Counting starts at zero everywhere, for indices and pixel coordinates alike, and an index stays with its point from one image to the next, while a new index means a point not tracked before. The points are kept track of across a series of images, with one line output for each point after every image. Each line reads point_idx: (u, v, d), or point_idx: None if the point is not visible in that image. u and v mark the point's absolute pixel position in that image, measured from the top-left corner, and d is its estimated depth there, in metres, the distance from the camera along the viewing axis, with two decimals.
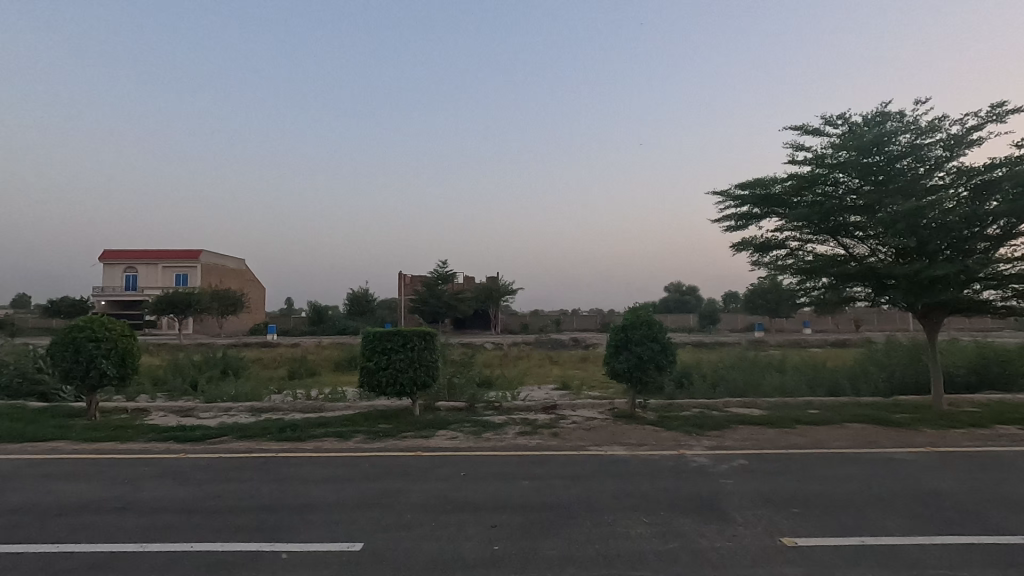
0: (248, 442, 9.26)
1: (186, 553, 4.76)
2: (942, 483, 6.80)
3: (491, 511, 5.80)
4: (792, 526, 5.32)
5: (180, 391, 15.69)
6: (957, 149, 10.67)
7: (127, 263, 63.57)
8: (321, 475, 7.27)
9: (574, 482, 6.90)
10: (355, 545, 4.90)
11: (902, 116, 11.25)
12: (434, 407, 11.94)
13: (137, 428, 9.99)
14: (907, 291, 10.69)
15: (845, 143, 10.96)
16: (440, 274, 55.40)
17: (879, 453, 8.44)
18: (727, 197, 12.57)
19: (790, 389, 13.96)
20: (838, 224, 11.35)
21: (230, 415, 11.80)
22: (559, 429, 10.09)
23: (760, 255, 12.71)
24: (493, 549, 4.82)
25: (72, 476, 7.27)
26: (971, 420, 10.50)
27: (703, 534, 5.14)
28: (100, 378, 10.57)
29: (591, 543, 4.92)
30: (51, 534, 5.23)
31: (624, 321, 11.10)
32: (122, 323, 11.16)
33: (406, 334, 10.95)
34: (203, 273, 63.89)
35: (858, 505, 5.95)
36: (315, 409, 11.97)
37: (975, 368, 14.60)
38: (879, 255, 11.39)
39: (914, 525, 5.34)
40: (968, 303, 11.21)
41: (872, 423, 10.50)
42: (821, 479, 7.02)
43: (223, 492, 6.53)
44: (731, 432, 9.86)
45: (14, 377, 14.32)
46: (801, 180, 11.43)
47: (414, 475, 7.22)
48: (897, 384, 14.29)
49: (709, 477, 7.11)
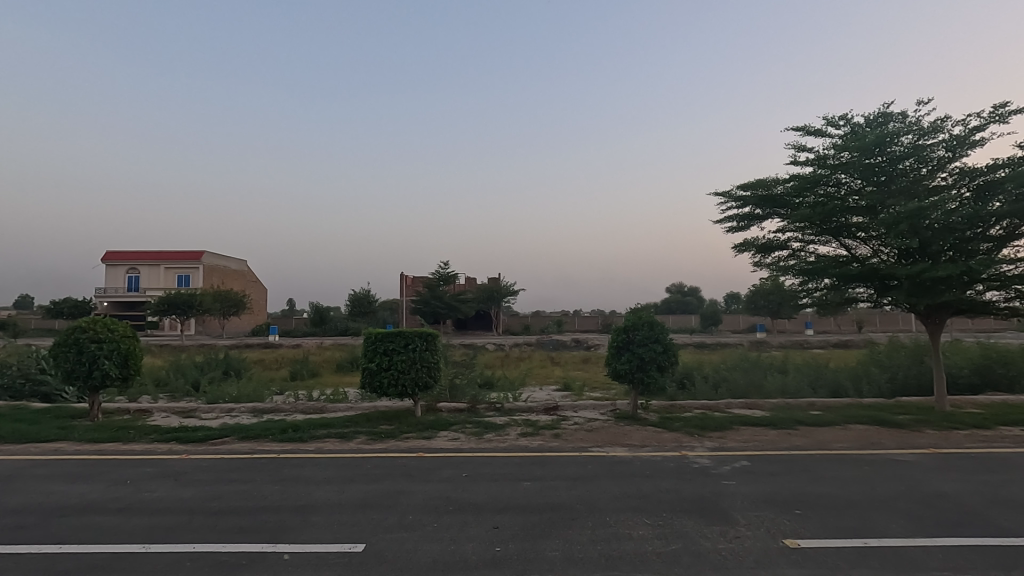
0: (250, 443, 9.29)
1: (188, 554, 4.77)
2: (945, 485, 6.80)
3: (493, 512, 5.81)
4: (794, 527, 5.31)
5: (183, 391, 15.80)
6: (960, 150, 10.66)
7: (130, 263, 63.86)
8: (323, 476, 7.29)
9: (576, 483, 6.91)
10: (357, 545, 4.91)
11: (905, 116, 11.26)
12: (436, 408, 11.96)
13: (139, 428, 10.02)
14: (910, 292, 10.65)
15: (847, 144, 10.96)
16: (441, 274, 55.32)
17: (881, 454, 8.44)
18: (728, 198, 12.59)
19: (792, 390, 13.96)
20: (840, 224, 11.34)
21: (232, 415, 11.87)
22: (560, 429, 10.12)
23: (762, 256, 12.71)
24: (496, 550, 4.83)
25: (76, 476, 7.31)
26: (975, 421, 10.48)
27: (704, 535, 5.15)
28: (103, 379, 10.58)
29: (592, 544, 4.93)
30: (54, 534, 5.26)
31: (625, 323, 11.10)
32: (125, 324, 11.17)
33: (408, 335, 10.95)
34: (205, 273, 64.01)
35: (860, 506, 5.95)
36: (317, 409, 12.04)
37: (979, 370, 14.57)
38: (882, 256, 11.37)
39: (917, 526, 5.34)
40: (970, 304, 11.18)
41: (875, 424, 10.50)
42: (824, 480, 7.01)
43: (225, 493, 6.55)
44: (732, 432, 9.88)
45: (17, 378, 14.36)
46: (803, 181, 11.45)
47: (417, 476, 7.24)
48: (899, 384, 14.31)
49: (710, 478, 7.11)
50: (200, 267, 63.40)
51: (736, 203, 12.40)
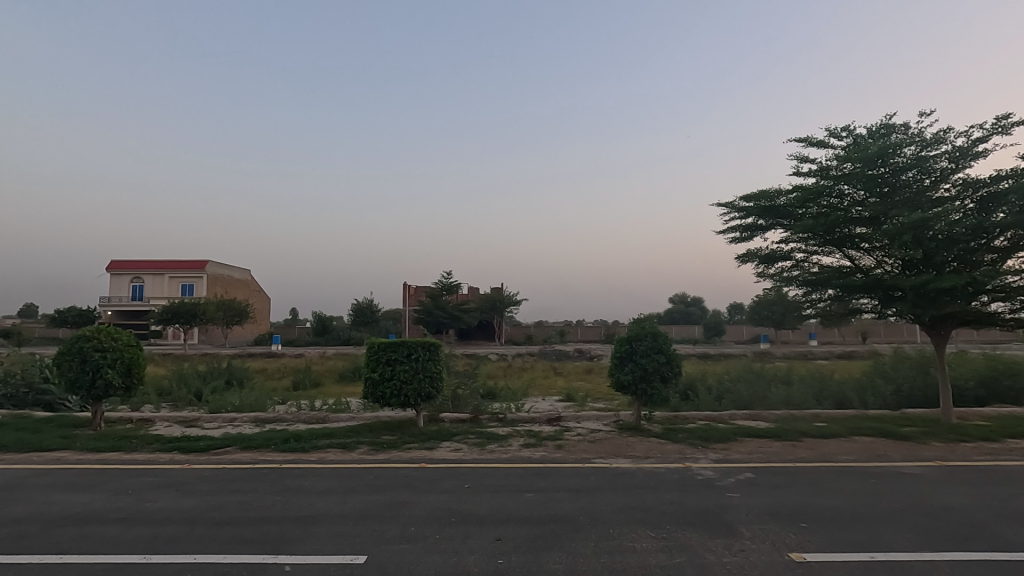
0: (252, 453, 9.27)
1: (190, 564, 4.74)
2: (952, 498, 6.73)
3: (496, 524, 5.78)
4: (800, 541, 5.26)
5: (185, 401, 15.77)
6: (963, 161, 10.63)
7: (135, 272, 64.19)
8: (326, 486, 7.27)
9: (580, 495, 6.86)
10: (359, 557, 4.88)
11: (907, 128, 11.26)
12: (438, 418, 11.95)
13: (142, 437, 10.02)
14: (914, 303, 10.60)
15: (850, 155, 10.98)
16: (443, 282, 55.56)
17: (888, 467, 8.35)
18: (730, 209, 12.62)
19: (796, 400, 13.86)
20: (843, 235, 11.34)
21: (234, 425, 11.84)
22: (564, 441, 10.03)
23: (766, 267, 12.70)
24: (498, 562, 4.79)
25: (77, 486, 7.28)
26: (982, 434, 10.36)
27: (710, 548, 5.08)
28: (106, 388, 10.58)
29: (596, 557, 4.88)
30: (55, 544, 5.23)
31: (628, 333, 11.03)
32: (129, 333, 11.19)
33: (411, 345, 10.91)
34: (209, 283, 64.39)
35: (866, 520, 5.89)
36: (319, 420, 11.99)
37: (984, 381, 14.49)
38: (886, 267, 11.33)
39: (924, 540, 5.27)
40: (976, 315, 11.09)
41: (881, 436, 10.42)
42: (828, 493, 6.95)
43: (226, 503, 6.53)
44: (737, 444, 9.80)
45: (20, 387, 14.46)
46: (806, 192, 11.47)
47: (418, 487, 7.20)
48: (906, 396, 14.17)
49: (714, 490, 7.05)
50: (202, 276, 63.59)
51: (739, 214, 12.43)
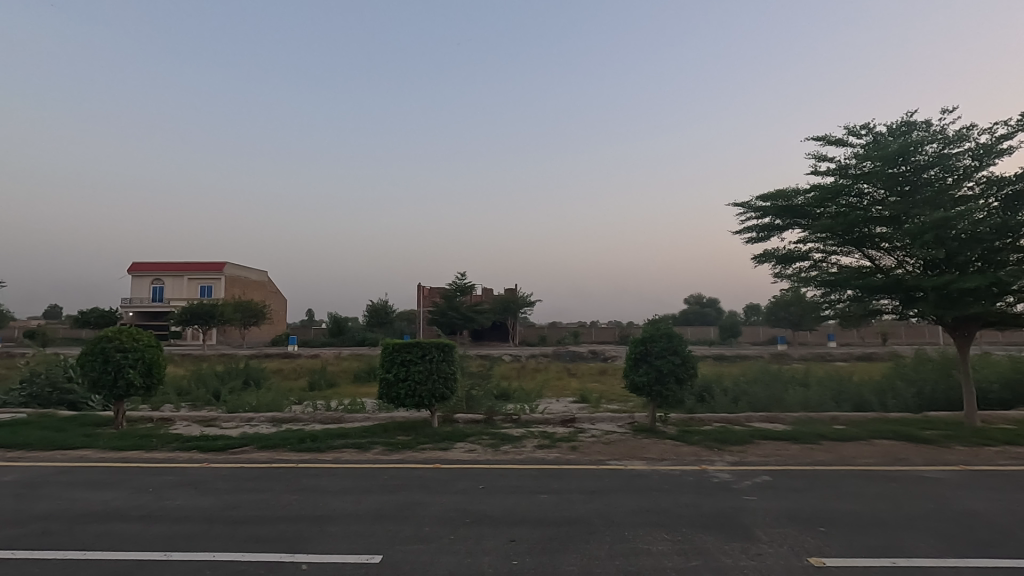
0: (268, 453, 9.34)
1: (207, 562, 4.78)
2: (976, 503, 6.59)
3: (510, 524, 5.76)
4: (819, 545, 5.17)
5: (203, 400, 15.93)
6: (987, 159, 10.42)
7: (155, 275, 65.13)
8: (341, 486, 7.30)
9: (595, 497, 6.82)
10: (374, 557, 4.89)
11: (929, 125, 11.07)
12: (452, 419, 11.96)
13: (161, 436, 10.14)
14: (936, 304, 10.40)
15: (869, 154, 10.81)
16: (457, 283, 55.72)
17: (910, 471, 8.18)
18: (747, 209, 12.48)
19: (814, 403, 13.67)
20: (863, 235, 11.16)
21: (251, 425, 11.95)
22: (579, 442, 9.98)
23: (783, 268, 12.54)
24: (513, 563, 4.77)
25: (98, 484, 7.38)
26: (1007, 438, 10.14)
27: (727, 552, 5.02)
28: (127, 388, 10.72)
29: (611, 559, 4.84)
30: (77, 541, 5.30)
31: (643, 334, 10.95)
32: (149, 333, 11.32)
33: (425, 345, 10.91)
34: (227, 284, 65.14)
35: (887, 524, 5.78)
36: (334, 420, 12.06)
37: (1009, 384, 14.18)
38: (907, 267, 11.13)
39: (948, 546, 5.16)
40: (1000, 316, 10.85)
41: (902, 439, 10.22)
42: (847, 497, 6.84)
43: (243, 502, 6.58)
44: (754, 447, 9.68)
45: (45, 387, 14.71)
46: (824, 191, 11.30)
47: (432, 488, 7.19)
48: (928, 399, 13.92)
49: (731, 493, 6.96)
50: (220, 278, 64.35)
51: (756, 213, 12.29)
